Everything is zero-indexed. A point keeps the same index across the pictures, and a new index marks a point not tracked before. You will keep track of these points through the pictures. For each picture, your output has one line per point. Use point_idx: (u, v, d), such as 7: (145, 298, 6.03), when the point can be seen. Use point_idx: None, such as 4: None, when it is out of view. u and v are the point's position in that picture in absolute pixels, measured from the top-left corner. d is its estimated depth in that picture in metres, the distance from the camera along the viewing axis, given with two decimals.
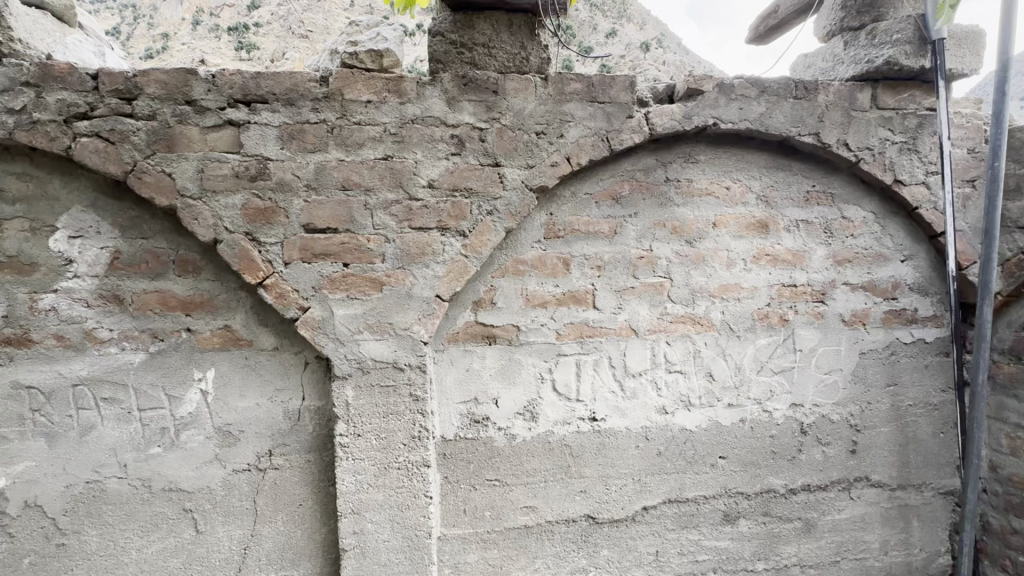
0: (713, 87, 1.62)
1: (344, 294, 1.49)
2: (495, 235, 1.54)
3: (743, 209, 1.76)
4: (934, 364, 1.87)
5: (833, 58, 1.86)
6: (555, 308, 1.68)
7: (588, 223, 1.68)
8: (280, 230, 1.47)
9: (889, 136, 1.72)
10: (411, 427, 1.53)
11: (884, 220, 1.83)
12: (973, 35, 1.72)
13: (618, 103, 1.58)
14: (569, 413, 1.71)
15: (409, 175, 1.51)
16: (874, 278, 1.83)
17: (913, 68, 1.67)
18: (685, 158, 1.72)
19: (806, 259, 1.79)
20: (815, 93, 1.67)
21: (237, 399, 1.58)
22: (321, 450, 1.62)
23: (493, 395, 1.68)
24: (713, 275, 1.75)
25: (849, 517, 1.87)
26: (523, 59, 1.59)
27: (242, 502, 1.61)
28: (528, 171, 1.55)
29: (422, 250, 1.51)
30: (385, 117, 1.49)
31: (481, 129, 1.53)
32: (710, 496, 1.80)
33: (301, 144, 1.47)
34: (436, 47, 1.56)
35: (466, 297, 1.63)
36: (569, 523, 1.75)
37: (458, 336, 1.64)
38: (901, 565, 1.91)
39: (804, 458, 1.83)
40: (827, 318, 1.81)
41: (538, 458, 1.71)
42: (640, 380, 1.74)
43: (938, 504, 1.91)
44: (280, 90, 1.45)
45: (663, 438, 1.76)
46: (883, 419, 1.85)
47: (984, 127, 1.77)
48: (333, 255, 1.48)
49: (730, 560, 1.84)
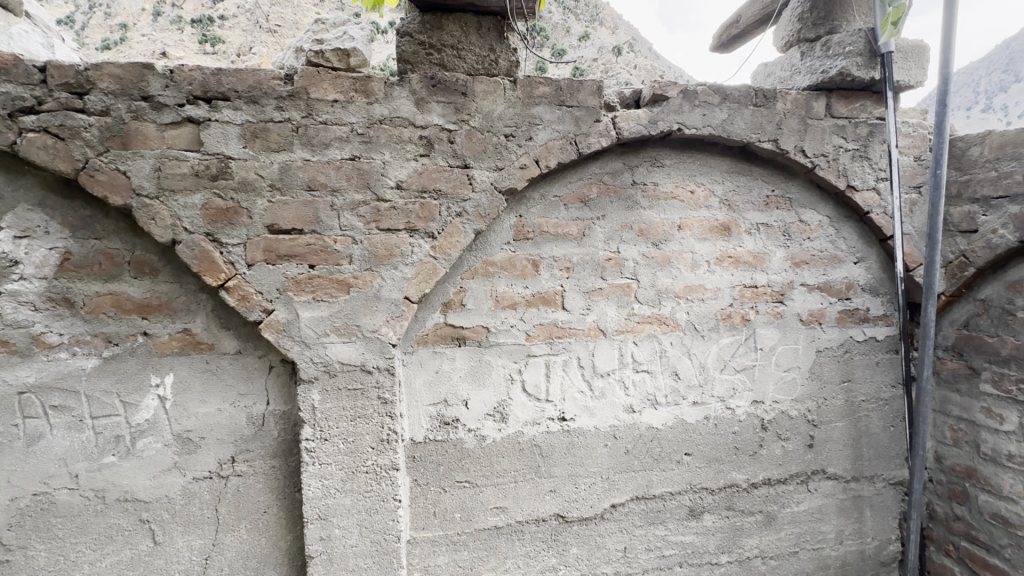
0: (678, 94, 1.66)
1: (310, 296, 1.46)
2: (464, 236, 1.54)
3: (707, 212, 1.81)
4: (885, 361, 1.96)
5: (791, 67, 1.94)
6: (525, 309, 1.69)
7: (556, 225, 1.70)
8: (243, 230, 1.43)
9: (842, 144, 1.80)
10: (380, 430, 1.52)
11: (838, 223, 1.92)
12: (919, 48, 1.82)
13: (586, 107, 1.60)
14: (538, 413, 1.73)
15: (377, 176, 1.49)
16: (829, 279, 1.91)
17: (864, 79, 1.76)
18: (651, 162, 1.76)
19: (766, 260, 1.86)
20: (774, 101, 1.73)
21: (198, 404, 1.53)
22: (286, 455, 1.58)
23: (463, 397, 1.68)
24: (678, 276, 1.80)
25: (808, 509, 1.95)
26: (492, 61, 1.60)
27: (203, 511, 1.56)
28: (497, 173, 1.55)
29: (391, 251, 1.50)
30: (352, 117, 1.47)
31: (449, 130, 1.53)
32: (677, 492, 1.85)
33: (265, 143, 1.44)
34: (404, 47, 1.55)
35: (435, 299, 1.63)
36: (539, 522, 1.76)
37: (427, 337, 1.64)
38: (856, 554, 2.00)
39: (765, 453, 1.89)
40: (785, 318, 1.88)
41: (507, 459, 1.71)
42: (608, 379, 1.77)
43: (889, 494, 2.01)
44: (242, 87, 1.41)
45: (631, 436, 1.79)
46: (838, 413, 1.93)
47: (928, 136, 1.87)
48: (298, 256, 1.46)
49: (695, 554, 1.89)
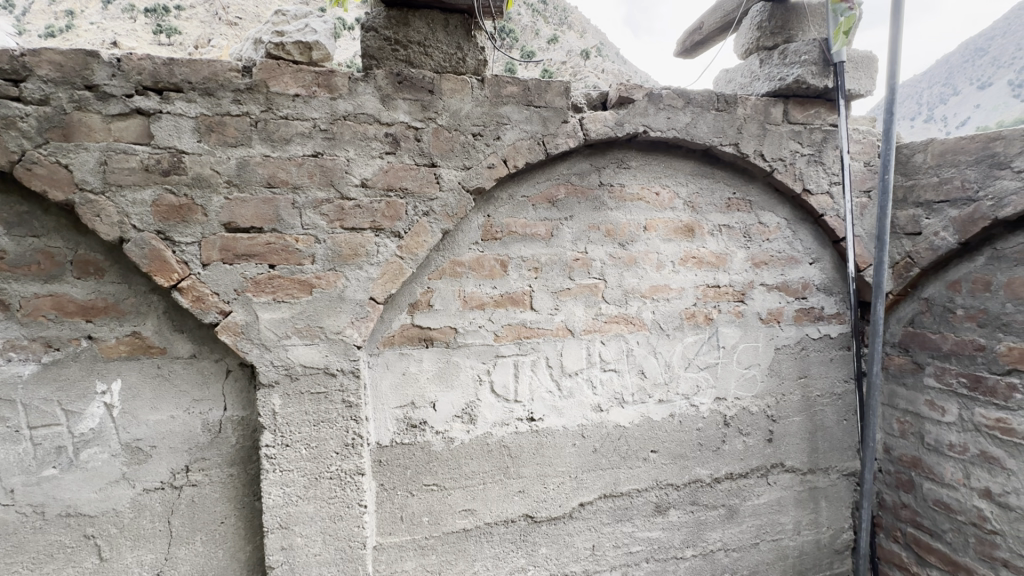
0: (643, 97, 1.69)
1: (270, 297, 1.41)
2: (432, 236, 1.52)
3: (672, 214, 1.85)
4: (838, 357, 2.05)
5: (750, 74, 2.00)
6: (493, 309, 1.68)
7: (524, 225, 1.70)
8: (197, 228, 1.37)
9: (798, 148, 1.87)
10: (344, 434, 1.48)
11: (795, 225, 1.99)
12: (868, 59, 1.91)
13: (554, 108, 1.61)
14: (507, 414, 1.72)
15: (341, 174, 1.45)
16: (787, 279, 1.98)
17: (818, 87, 1.83)
18: (618, 164, 1.78)
19: (728, 261, 1.91)
20: (735, 106, 1.78)
21: (149, 412, 1.45)
22: (245, 463, 1.52)
23: (430, 399, 1.65)
24: (644, 276, 1.83)
25: (767, 501, 2.01)
26: (459, 59, 1.58)
27: (154, 524, 1.48)
28: (465, 172, 1.54)
29: (355, 250, 1.46)
30: (315, 112, 1.43)
31: (416, 128, 1.50)
32: (643, 489, 1.87)
33: (221, 138, 1.38)
34: (369, 42, 1.51)
35: (401, 300, 1.60)
36: (508, 523, 1.75)
37: (393, 339, 1.60)
38: (812, 543, 2.08)
39: (727, 449, 1.95)
40: (746, 316, 1.94)
41: (476, 460, 1.70)
42: (576, 379, 1.78)
43: (842, 484, 2.10)
44: (197, 78, 1.35)
45: (599, 435, 1.81)
46: (795, 409, 2.01)
47: (876, 143, 1.97)
48: (257, 256, 1.40)
49: (661, 549, 1.92)
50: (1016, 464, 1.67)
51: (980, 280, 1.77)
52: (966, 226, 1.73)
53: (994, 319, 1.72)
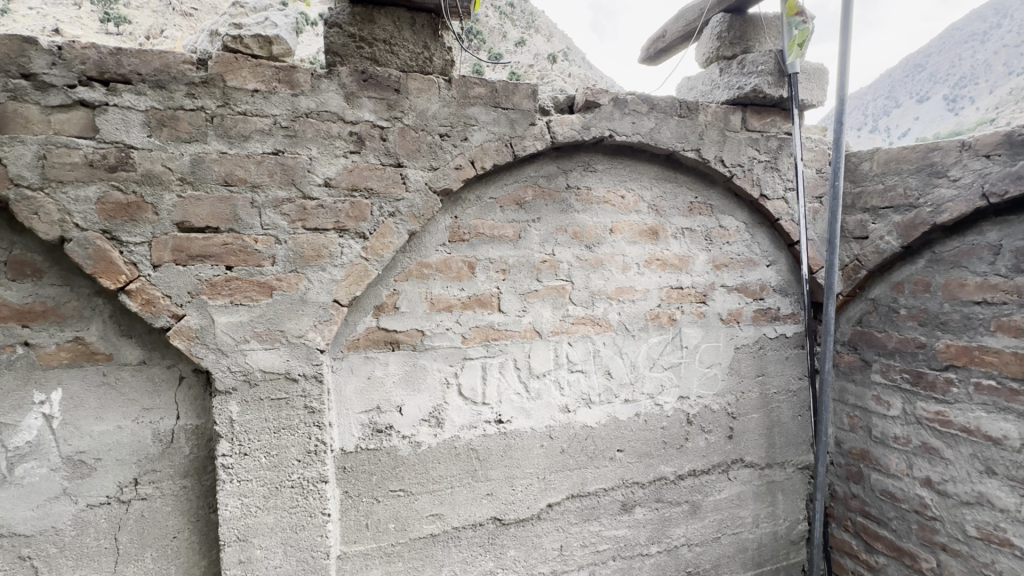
0: (609, 101, 1.72)
1: (227, 299, 1.35)
2: (398, 237, 1.49)
3: (637, 217, 1.89)
4: (793, 356, 2.14)
5: (711, 82, 2.07)
6: (460, 311, 1.67)
7: (492, 227, 1.69)
8: (147, 228, 1.30)
9: (756, 155, 1.94)
10: (306, 441, 1.43)
11: (753, 229, 2.06)
12: (819, 71, 2.00)
13: (521, 110, 1.61)
14: (474, 417, 1.71)
15: (303, 173, 1.41)
16: (746, 281, 2.05)
17: (775, 96, 1.91)
18: (585, 167, 1.80)
19: (690, 263, 1.96)
20: (696, 113, 1.83)
21: (93, 423, 1.37)
22: (200, 474, 1.45)
23: (397, 403, 1.62)
24: (610, 278, 1.86)
25: (728, 496, 2.08)
26: (426, 59, 1.56)
27: (98, 542, 1.39)
28: (432, 173, 1.52)
29: (318, 252, 1.42)
30: (275, 109, 1.38)
31: (381, 127, 1.48)
32: (610, 488, 1.90)
33: (174, 133, 1.31)
34: (333, 38, 1.47)
35: (366, 302, 1.56)
36: (476, 527, 1.74)
37: (358, 342, 1.57)
38: (770, 535, 2.16)
39: (690, 446, 2.00)
40: (708, 317, 2.00)
41: (443, 464, 1.68)
42: (544, 380, 1.79)
43: (798, 478, 2.19)
44: (147, 69, 1.28)
45: (566, 436, 1.82)
46: (753, 406, 2.08)
47: (827, 151, 2.07)
48: (213, 257, 1.34)
49: (627, 547, 1.95)
50: (954, 454, 1.78)
51: (920, 282, 1.88)
52: (908, 231, 1.84)
53: (933, 318, 1.84)
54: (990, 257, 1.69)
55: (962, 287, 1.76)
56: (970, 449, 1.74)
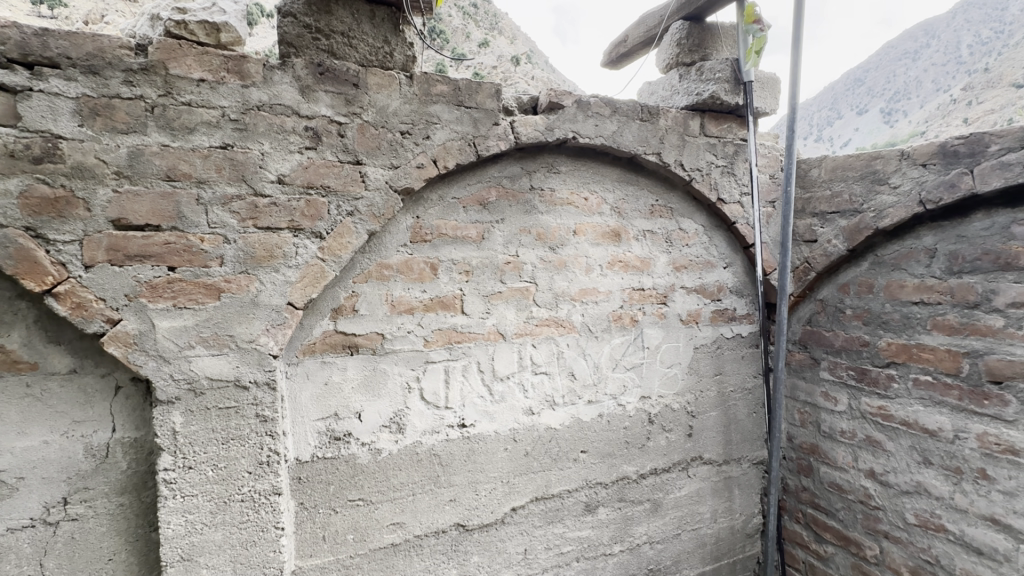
0: (572, 103, 1.72)
1: (170, 302, 1.27)
2: (356, 237, 1.44)
3: (600, 218, 1.90)
4: (748, 355, 2.21)
5: (671, 87, 2.11)
6: (423, 314, 1.63)
7: (455, 227, 1.66)
8: (78, 225, 1.20)
9: (713, 160, 1.99)
10: (258, 452, 1.36)
11: (711, 232, 2.12)
12: (773, 80, 2.08)
13: (484, 109, 1.59)
14: (437, 421, 1.67)
15: (254, 169, 1.34)
16: (704, 282, 2.11)
17: (731, 103, 1.96)
18: (548, 168, 1.80)
19: (651, 265, 2.00)
20: (657, 118, 1.86)
21: (14, 438, 1.24)
22: (139, 490, 1.35)
23: (356, 409, 1.56)
24: (574, 279, 1.86)
25: (688, 493, 2.12)
26: (386, 53, 1.51)
27: (20, 569, 1.27)
28: (392, 172, 1.48)
29: (270, 252, 1.35)
30: (223, 100, 1.31)
31: (339, 123, 1.42)
32: (574, 489, 1.90)
33: (110, 123, 1.22)
34: (287, 29, 1.41)
35: (323, 305, 1.50)
36: (439, 534, 1.70)
37: (314, 346, 1.50)
38: (727, 529, 2.22)
39: (651, 445, 2.03)
40: (668, 318, 2.04)
41: (405, 471, 1.63)
42: (507, 383, 1.77)
43: (753, 473, 2.26)
44: (78, 53, 1.18)
45: (531, 438, 1.81)
46: (711, 404, 2.14)
47: (779, 158, 2.15)
48: (153, 257, 1.25)
49: (591, 547, 1.96)
50: (894, 446, 1.88)
51: (864, 283, 1.98)
52: (853, 235, 1.93)
53: (876, 317, 1.94)
54: (926, 260, 1.80)
55: (902, 288, 1.86)
56: (909, 441, 1.84)
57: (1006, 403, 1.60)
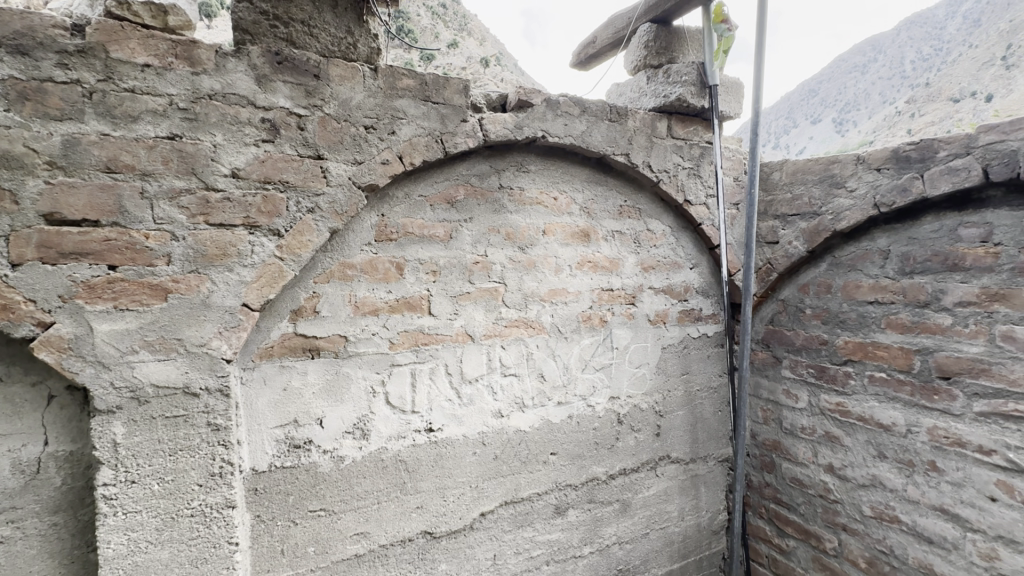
0: (541, 102, 1.71)
1: (110, 304, 1.17)
2: (317, 235, 1.37)
3: (569, 219, 1.89)
4: (714, 354, 2.25)
5: (639, 89, 2.13)
6: (388, 315, 1.58)
7: (421, 226, 1.62)
8: (4, 219, 1.09)
9: (680, 162, 2.02)
10: (209, 463, 1.27)
11: (678, 233, 2.15)
12: (736, 85, 2.12)
13: (452, 105, 1.55)
14: (403, 426, 1.61)
15: (205, 161, 1.25)
16: (671, 283, 2.13)
17: (697, 106, 1.99)
18: (517, 167, 1.78)
19: (620, 265, 2.00)
20: (626, 118, 1.87)
21: None
22: (76, 508, 1.25)
23: (317, 415, 1.49)
24: (543, 280, 1.84)
25: (656, 492, 2.14)
26: (350, 45, 1.45)
27: None
28: (356, 167, 1.42)
29: (223, 250, 1.27)
30: (171, 88, 1.22)
31: (299, 115, 1.36)
32: (543, 492, 1.88)
33: (41, 109, 1.12)
34: (242, 14, 1.33)
35: (281, 307, 1.43)
36: (405, 543, 1.65)
37: (272, 350, 1.42)
38: (694, 527, 2.25)
39: (620, 445, 2.03)
40: (637, 318, 2.05)
41: (369, 479, 1.57)
42: (476, 385, 1.73)
43: (718, 470, 2.30)
44: (4, 31, 1.08)
45: (499, 441, 1.78)
46: (679, 403, 2.16)
47: (743, 161, 2.20)
48: (92, 255, 1.16)
49: (560, 550, 1.94)
50: (852, 441, 1.95)
51: (823, 283, 2.04)
52: (812, 236, 1.99)
53: (834, 316, 2.00)
54: (880, 261, 1.87)
55: (858, 288, 1.93)
56: (865, 436, 1.91)
57: (954, 398, 1.68)
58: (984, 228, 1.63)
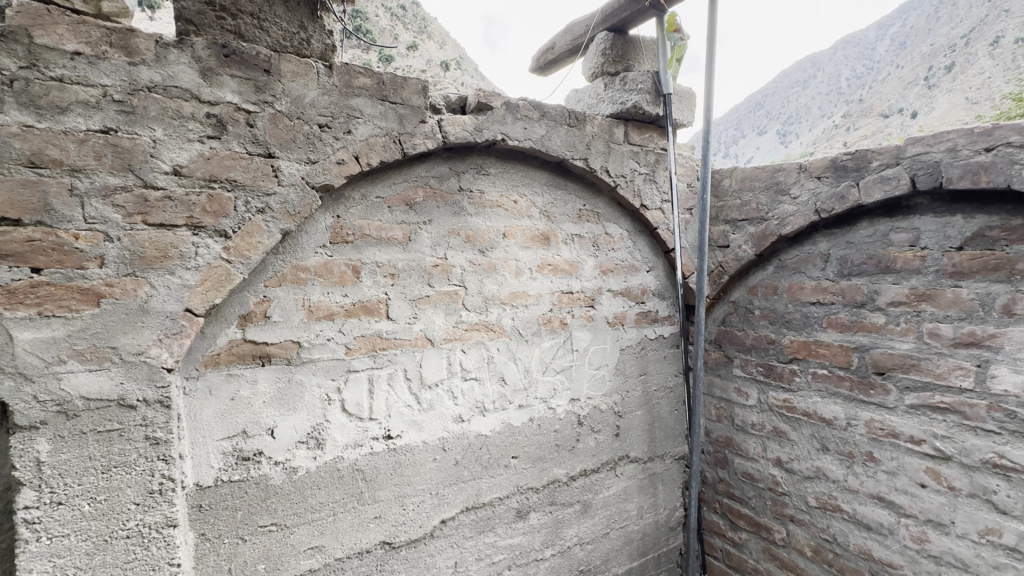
0: (501, 105, 1.71)
1: (34, 310, 1.08)
2: (268, 237, 1.32)
3: (529, 222, 1.90)
4: (669, 355, 2.31)
5: (596, 95, 2.17)
6: (344, 320, 1.53)
7: (379, 228, 1.58)
8: None
9: (637, 167, 2.07)
10: (148, 479, 1.19)
11: (635, 237, 2.20)
12: (689, 94, 2.20)
13: (410, 106, 1.53)
14: (360, 434, 1.57)
15: (143, 157, 1.18)
16: (629, 285, 2.18)
17: (652, 113, 2.05)
18: (477, 169, 1.77)
19: (579, 268, 2.03)
20: (584, 124, 1.90)
21: None
22: None
23: (268, 425, 1.43)
24: (503, 283, 1.84)
25: (615, 492, 2.17)
26: (303, 40, 1.41)
27: None
28: (310, 167, 1.37)
29: (163, 252, 1.20)
30: (104, 78, 1.14)
31: (247, 112, 1.30)
32: (505, 496, 1.87)
33: None
34: (185, 3, 1.26)
35: (228, 312, 1.35)
36: (363, 555, 1.60)
37: (218, 358, 1.35)
38: (652, 524, 2.30)
39: (581, 447, 2.05)
40: (596, 321, 2.08)
41: (324, 490, 1.52)
42: (435, 391, 1.70)
43: (675, 468, 2.36)
44: None
45: (460, 446, 1.76)
46: (637, 403, 2.21)
47: (695, 168, 2.28)
48: (11, 256, 1.06)
49: (522, 554, 1.94)
50: (798, 435, 2.05)
51: (770, 285, 2.14)
52: (760, 241, 2.09)
53: (780, 317, 2.10)
54: (821, 264, 1.98)
55: (802, 289, 2.04)
56: (810, 430, 2.01)
57: (888, 392, 1.79)
58: (912, 233, 1.75)
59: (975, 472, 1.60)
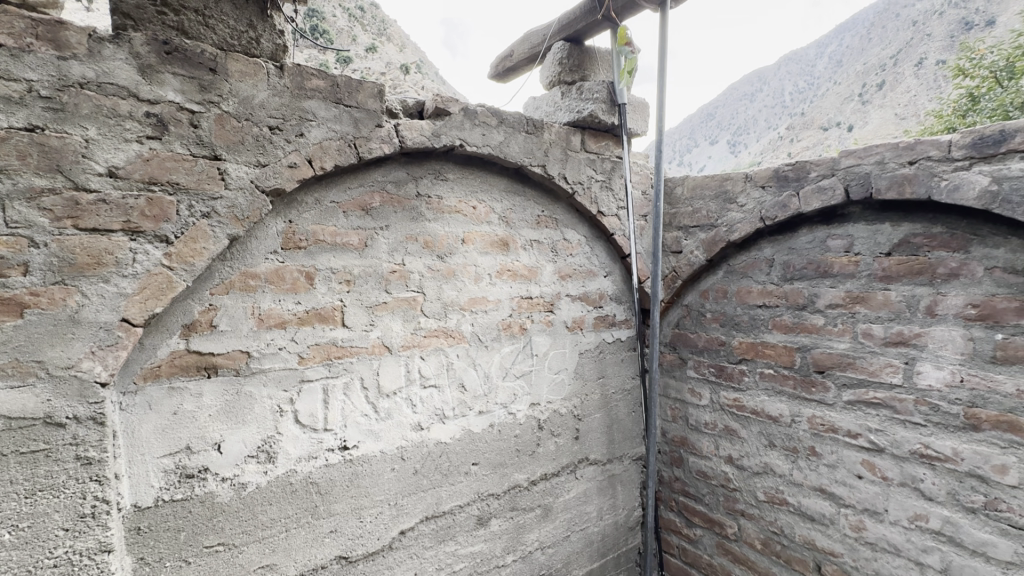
0: (459, 111, 1.71)
1: None
2: (213, 243, 1.26)
3: (488, 227, 1.90)
4: (627, 358, 2.37)
5: (553, 103, 2.21)
6: (296, 328, 1.48)
7: (334, 234, 1.54)
8: None
9: (594, 175, 2.11)
10: (79, 502, 1.11)
11: (592, 243, 2.24)
12: (642, 104, 2.27)
13: (366, 110, 1.50)
14: (315, 445, 1.52)
15: (74, 158, 1.10)
16: (587, 290, 2.22)
17: (607, 122, 2.10)
18: (435, 175, 1.76)
19: (538, 274, 2.05)
20: (541, 131, 1.93)
21: None
22: None
23: (214, 439, 1.36)
24: (462, 288, 1.83)
25: (576, 495, 2.19)
26: (251, 39, 1.36)
27: None
28: (259, 170, 1.33)
29: (97, 258, 1.12)
30: (30, 72, 1.06)
31: (191, 112, 1.24)
32: (465, 504, 1.86)
33: None
34: None
35: (170, 321, 1.28)
36: (317, 571, 1.54)
37: (159, 370, 1.27)
38: (611, 525, 2.34)
39: (541, 451, 2.06)
40: (555, 325, 2.10)
41: (276, 505, 1.46)
42: (393, 399, 1.67)
43: (633, 469, 2.41)
44: None
45: (419, 455, 1.73)
46: (595, 406, 2.24)
47: (649, 176, 2.35)
48: None
49: (483, 562, 1.92)
50: (747, 433, 2.14)
51: (720, 289, 2.23)
52: (710, 246, 2.18)
53: (730, 319, 2.19)
54: (766, 269, 2.08)
55: (749, 293, 2.13)
56: (758, 427, 2.10)
57: (827, 389, 1.90)
58: (847, 240, 1.87)
59: (905, 462, 1.71)
